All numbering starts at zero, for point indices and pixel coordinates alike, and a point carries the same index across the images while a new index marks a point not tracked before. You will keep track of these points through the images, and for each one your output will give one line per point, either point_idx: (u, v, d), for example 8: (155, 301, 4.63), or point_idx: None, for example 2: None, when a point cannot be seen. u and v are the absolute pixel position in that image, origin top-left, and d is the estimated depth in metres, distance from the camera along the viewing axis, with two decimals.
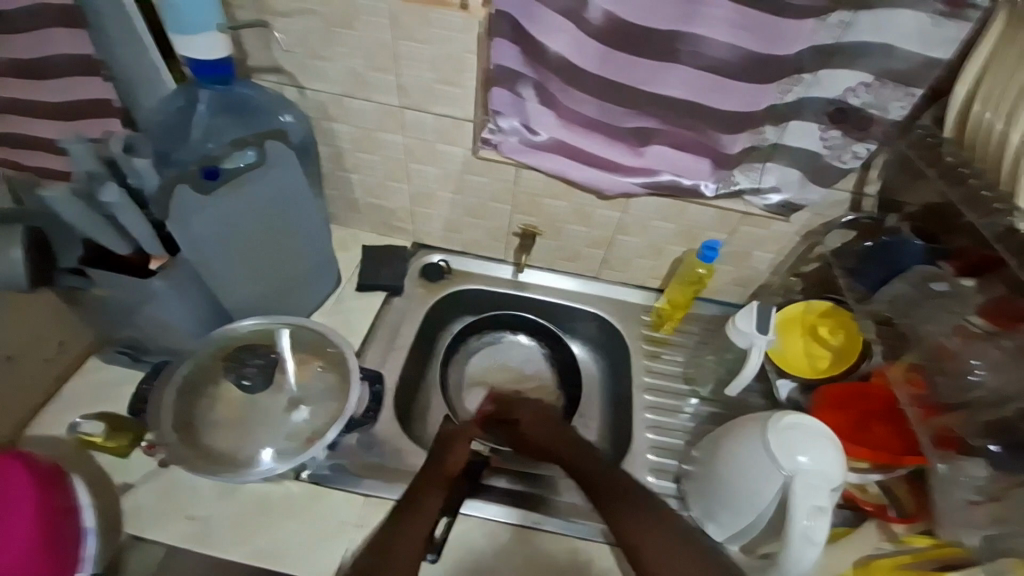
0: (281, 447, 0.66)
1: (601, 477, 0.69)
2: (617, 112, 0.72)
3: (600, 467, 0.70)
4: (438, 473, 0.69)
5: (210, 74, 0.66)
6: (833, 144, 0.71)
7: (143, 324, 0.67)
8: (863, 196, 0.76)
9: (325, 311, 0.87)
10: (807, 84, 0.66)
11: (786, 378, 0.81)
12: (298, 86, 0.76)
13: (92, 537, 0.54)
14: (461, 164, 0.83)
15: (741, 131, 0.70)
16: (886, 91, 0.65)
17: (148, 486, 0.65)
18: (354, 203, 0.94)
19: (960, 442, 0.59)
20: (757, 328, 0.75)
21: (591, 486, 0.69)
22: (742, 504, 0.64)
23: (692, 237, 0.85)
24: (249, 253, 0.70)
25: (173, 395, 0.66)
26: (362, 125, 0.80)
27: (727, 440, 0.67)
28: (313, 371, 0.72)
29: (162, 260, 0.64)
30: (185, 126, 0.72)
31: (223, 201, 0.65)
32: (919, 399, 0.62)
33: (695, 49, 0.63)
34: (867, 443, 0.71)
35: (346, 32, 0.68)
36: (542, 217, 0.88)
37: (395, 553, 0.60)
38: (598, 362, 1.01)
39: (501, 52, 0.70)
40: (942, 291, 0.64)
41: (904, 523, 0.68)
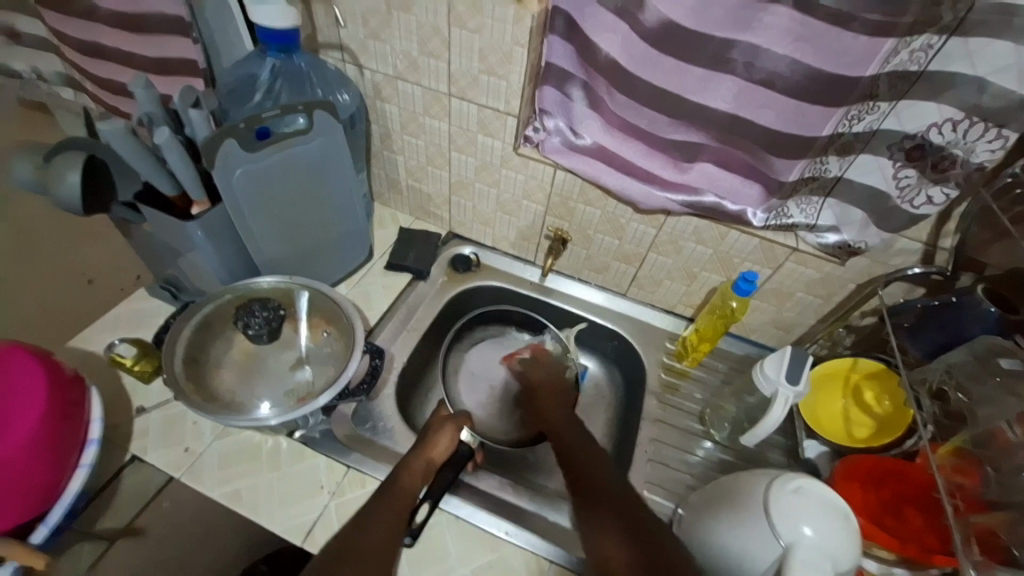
0: (277, 401, 0.68)
1: (609, 504, 0.62)
2: (660, 121, 0.69)
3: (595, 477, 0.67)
4: (421, 459, 0.68)
5: (274, 43, 0.71)
6: (904, 184, 0.63)
7: (183, 262, 0.73)
8: (937, 249, 0.67)
9: (350, 282, 0.90)
10: (884, 113, 0.59)
11: (815, 439, 0.74)
12: (358, 65, 0.80)
13: (93, 448, 0.60)
14: (498, 158, 0.82)
15: (797, 158, 0.66)
16: (973, 130, 0.55)
17: (158, 412, 0.71)
18: (396, 184, 0.97)
19: (1004, 549, 0.48)
20: (785, 376, 0.67)
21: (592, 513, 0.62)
22: (740, 563, 0.55)
23: (729, 265, 0.79)
24: (280, 211, 0.74)
25: (190, 329, 0.69)
26: (409, 108, 0.82)
27: (741, 491, 0.59)
28: (321, 337, 0.74)
29: (203, 206, 0.68)
30: (248, 91, 0.77)
31: (264, 161, 0.68)
32: (965, 492, 0.54)
33: (749, 60, 0.59)
34: (895, 532, 0.61)
35: (402, 15, 0.71)
36: (573, 222, 0.86)
37: (365, 533, 0.58)
38: (613, 382, 0.97)
39: (553, 50, 0.71)
40: (1012, 368, 0.54)
41: None
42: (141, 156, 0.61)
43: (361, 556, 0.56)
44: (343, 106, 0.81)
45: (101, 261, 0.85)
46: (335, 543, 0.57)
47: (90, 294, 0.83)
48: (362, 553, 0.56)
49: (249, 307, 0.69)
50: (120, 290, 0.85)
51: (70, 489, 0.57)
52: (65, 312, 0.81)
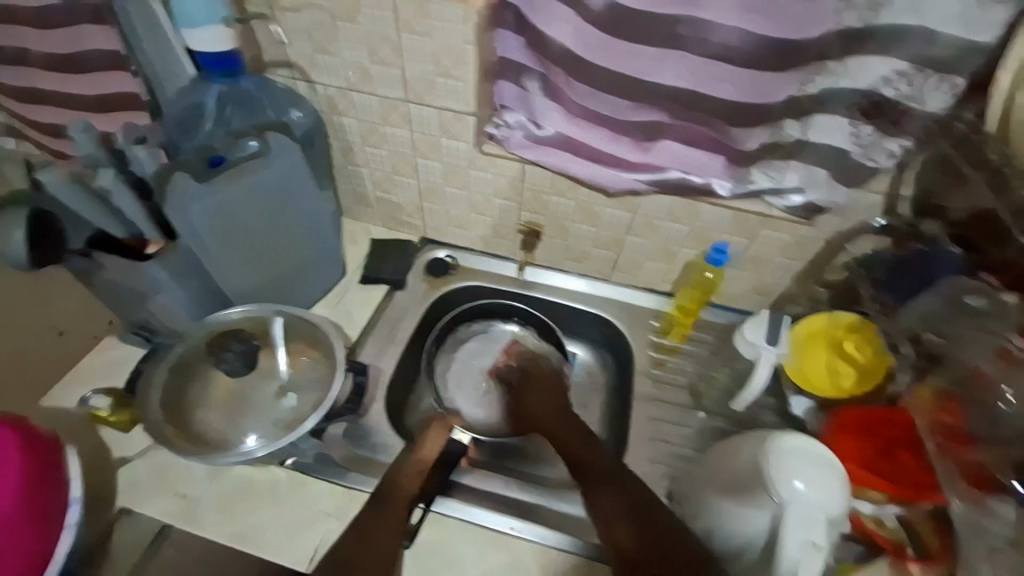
0: (265, 432, 0.66)
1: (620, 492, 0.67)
2: (621, 105, 0.69)
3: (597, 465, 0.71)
4: (411, 461, 0.69)
5: (217, 66, 0.70)
6: (865, 141, 0.63)
7: (150, 304, 0.71)
8: (898, 198, 0.68)
9: (328, 303, 0.89)
10: (837, 74, 0.60)
11: (802, 396, 0.72)
12: (308, 81, 0.77)
13: (77, 507, 0.57)
14: (463, 159, 0.82)
15: (753, 124, 0.66)
16: (926, 81, 0.57)
17: (145, 461, 0.69)
18: (364, 198, 0.94)
19: (993, 481, 0.52)
20: (765, 338, 0.70)
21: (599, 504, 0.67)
22: (735, 530, 0.58)
23: (704, 239, 0.80)
24: (248, 242, 0.73)
25: (165, 372, 0.67)
26: (368, 119, 0.80)
27: (738, 458, 0.60)
28: (303, 362, 0.72)
29: (158, 244, 0.68)
30: (195, 120, 0.75)
31: (223, 193, 0.67)
32: (945, 427, 0.57)
33: (699, 36, 0.59)
34: (884, 474, 0.64)
35: (349, 25, 0.69)
36: (546, 215, 0.85)
37: (369, 543, 0.61)
38: (605, 369, 0.97)
39: (505, 44, 0.69)
40: (978, 306, 0.58)
41: (923, 565, 0.59)
42: (88, 200, 0.62)
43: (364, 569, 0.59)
44: (297, 125, 0.79)
45: (71, 312, 0.78)
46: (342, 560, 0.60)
47: (52, 348, 0.76)
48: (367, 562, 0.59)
49: (222, 342, 0.69)
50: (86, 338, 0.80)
51: (60, 553, 0.55)
52: (30, 371, 0.74)
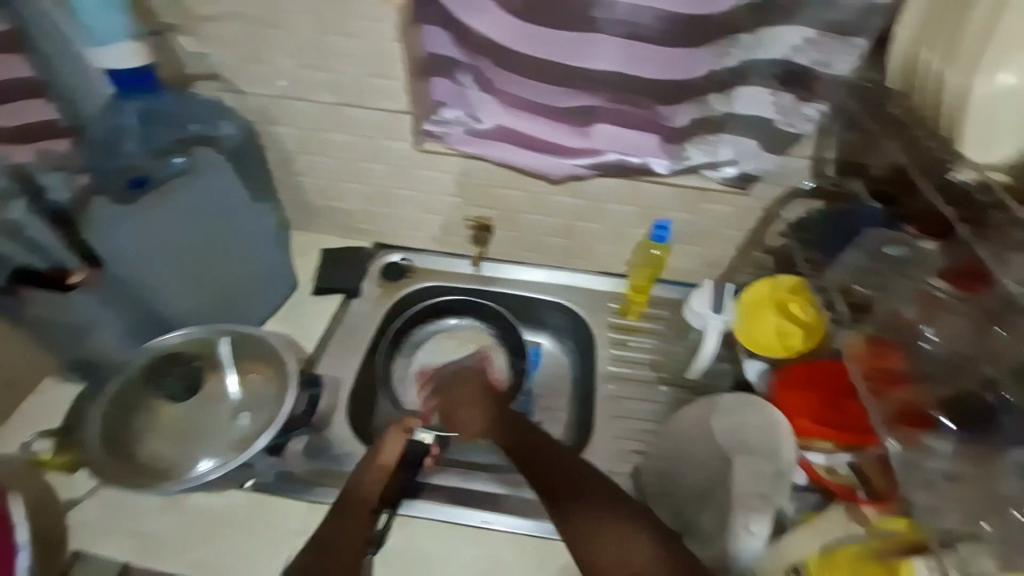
0: (220, 456, 0.65)
1: (603, 506, 0.61)
2: (549, 90, 0.68)
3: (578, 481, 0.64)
4: (372, 468, 0.67)
5: (132, 85, 0.67)
6: (784, 109, 0.66)
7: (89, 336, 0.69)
8: (824, 160, 0.69)
9: (278, 317, 0.85)
10: (749, 46, 0.62)
11: (754, 360, 0.74)
12: (236, 91, 0.74)
13: (25, 552, 0.57)
14: (406, 159, 0.81)
15: (678, 102, 0.67)
16: (832, 44, 0.60)
17: (93, 501, 0.66)
18: (308, 206, 0.90)
19: (925, 416, 0.53)
20: (711, 308, 0.76)
21: (596, 543, 0.57)
22: (695, 490, 0.70)
23: (650, 217, 0.81)
24: (183, 264, 0.73)
25: (105, 406, 0.65)
26: (307, 126, 0.78)
27: (690, 436, 0.73)
28: (253, 380, 0.70)
29: (81, 274, 0.67)
30: (118, 141, 0.71)
31: (139, 211, 0.70)
32: (881, 371, 0.56)
33: (615, 16, 0.60)
34: (833, 424, 0.66)
35: (275, 31, 0.67)
36: (495, 208, 0.85)
37: (334, 553, 0.60)
38: (569, 356, 0.97)
39: (431, 40, 0.68)
40: (900, 254, 0.60)
41: (875, 506, 0.59)
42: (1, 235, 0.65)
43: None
44: (226, 140, 0.77)
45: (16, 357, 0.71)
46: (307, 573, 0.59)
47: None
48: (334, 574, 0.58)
49: (158, 368, 0.68)
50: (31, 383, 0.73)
51: None
52: None
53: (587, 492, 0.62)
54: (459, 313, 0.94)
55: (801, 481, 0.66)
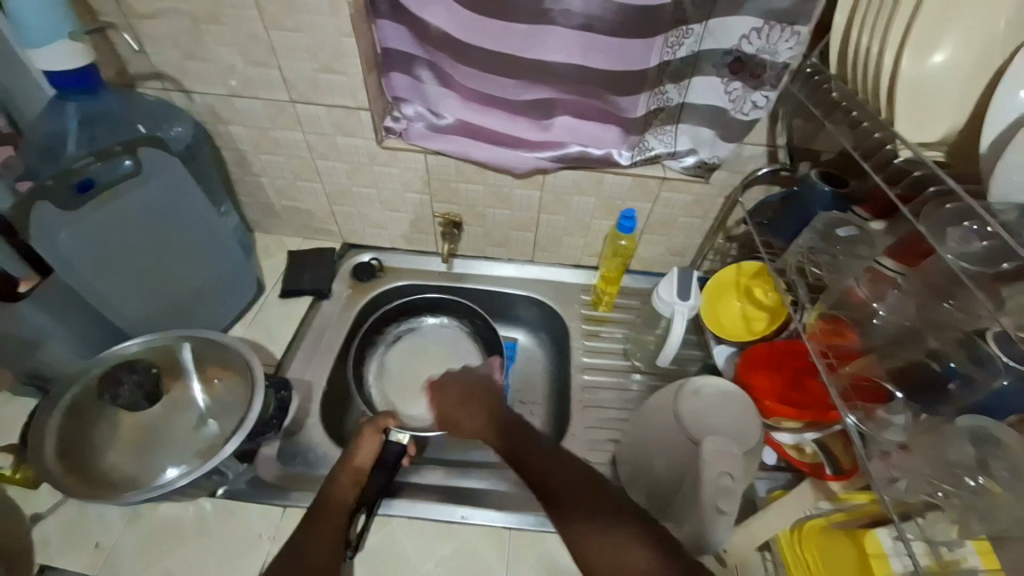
0: (186, 464, 0.64)
1: (596, 507, 0.54)
2: (507, 84, 0.70)
3: (574, 482, 0.58)
4: (346, 470, 0.66)
5: (71, 86, 0.64)
6: (735, 96, 0.68)
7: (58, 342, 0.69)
8: (777, 148, 0.74)
9: (245, 322, 0.85)
10: (699, 35, 0.64)
11: (722, 343, 0.79)
12: (184, 90, 0.73)
13: None
14: (367, 156, 0.80)
15: (637, 92, 0.68)
16: (774, 34, 0.61)
17: (55, 517, 0.64)
18: (271, 209, 0.91)
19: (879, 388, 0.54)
20: (679, 296, 0.75)
21: (584, 542, 0.52)
22: (660, 473, 0.64)
23: (614, 208, 0.83)
24: (136, 269, 0.69)
25: (60, 416, 0.62)
26: (255, 124, 0.77)
27: (656, 417, 0.66)
28: (219, 386, 0.70)
29: (32, 282, 0.66)
30: (60, 145, 0.68)
31: (92, 214, 0.64)
32: (840, 348, 0.58)
33: (565, 8, 0.61)
34: (795, 403, 0.68)
35: (212, 26, 0.65)
36: (459, 203, 0.85)
37: (302, 558, 0.57)
38: (543, 349, 0.98)
39: (386, 34, 0.70)
40: (849, 235, 0.60)
41: (841, 480, 0.64)
42: None
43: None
44: (176, 139, 0.75)
45: None
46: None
47: None
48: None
49: (112, 376, 0.63)
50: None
51: None
52: None
53: (574, 490, 0.56)
54: (432, 312, 0.94)
55: (771, 461, 0.71)
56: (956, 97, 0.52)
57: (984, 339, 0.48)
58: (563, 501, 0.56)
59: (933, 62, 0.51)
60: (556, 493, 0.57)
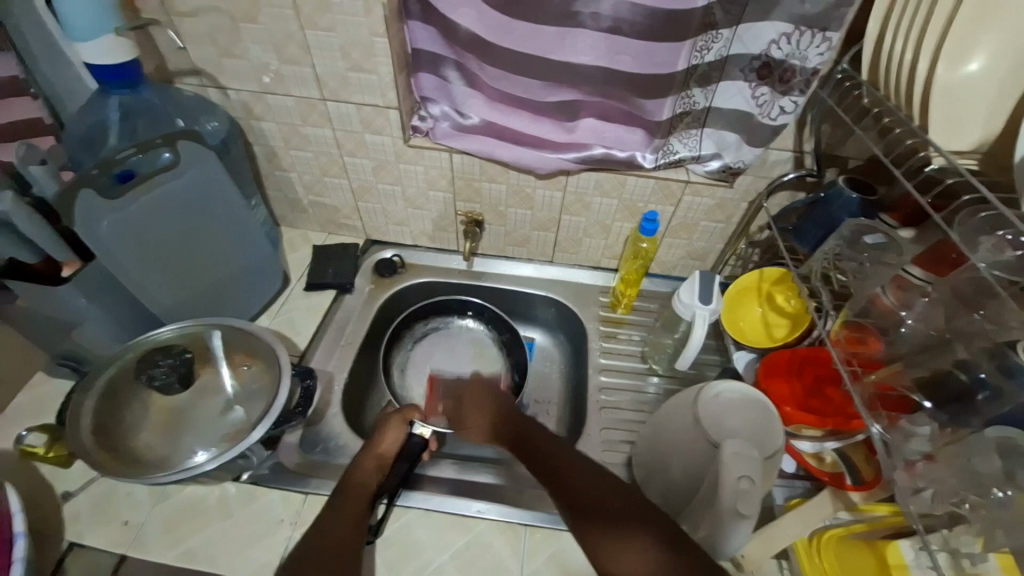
0: (212, 449, 0.65)
1: (602, 500, 0.55)
2: (533, 85, 0.71)
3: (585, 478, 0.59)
4: (370, 456, 0.68)
5: (114, 79, 0.67)
6: (762, 101, 0.67)
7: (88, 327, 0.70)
8: (805, 153, 0.73)
9: (270, 313, 0.87)
10: (728, 40, 0.64)
11: (742, 349, 0.79)
12: (219, 87, 0.76)
13: (23, 540, 0.55)
14: (393, 154, 0.81)
15: (664, 95, 0.68)
16: (804, 39, 0.61)
17: (86, 493, 0.66)
18: (298, 203, 0.93)
19: (904, 399, 0.53)
20: (699, 298, 0.75)
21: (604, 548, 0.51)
22: (681, 477, 0.64)
23: (635, 211, 0.83)
24: (165, 257, 0.71)
25: (94, 398, 0.65)
26: (286, 121, 0.79)
27: (670, 424, 0.67)
28: (245, 373, 0.72)
29: (73, 266, 0.67)
30: (101, 136, 0.72)
31: (131, 206, 0.65)
32: (862, 356, 0.58)
33: (593, 10, 0.61)
34: (816, 410, 0.67)
35: (250, 25, 0.68)
36: (482, 202, 0.86)
37: (325, 536, 0.58)
38: (559, 349, 0.99)
39: (415, 35, 0.71)
40: (877, 242, 0.60)
41: (862, 492, 0.59)
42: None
43: (321, 559, 0.55)
44: (212, 134, 0.77)
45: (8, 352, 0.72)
46: (294, 556, 0.56)
47: None
48: (324, 554, 0.56)
49: (147, 359, 0.66)
50: (24, 376, 0.75)
51: None
52: None
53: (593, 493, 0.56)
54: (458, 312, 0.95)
55: (790, 468, 0.71)
56: (988, 105, 0.51)
57: (1015, 350, 0.48)
58: (583, 507, 0.55)
59: (965, 72, 0.50)
60: (569, 487, 0.58)
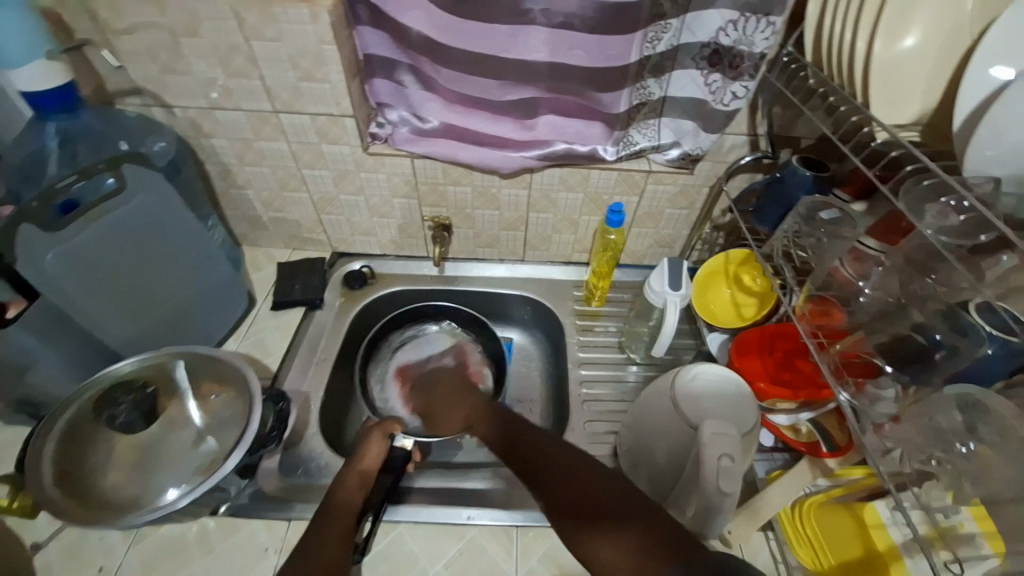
0: (185, 483, 0.63)
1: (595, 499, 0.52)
2: (489, 85, 0.70)
3: (579, 479, 0.55)
4: (353, 472, 0.66)
5: (51, 105, 0.63)
6: (715, 87, 0.69)
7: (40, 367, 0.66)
8: (758, 136, 0.75)
9: (238, 336, 0.84)
10: (677, 30, 0.65)
11: (715, 331, 0.81)
12: (164, 105, 0.73)
13: None
14: (352, 163, 0.79)
15: (620, 87, 0.69)
16: (749, 24, 0.62)
17: (55, 543, 0.62)
18: (258, 220, 0.90)
19: (868, 366, 0.55)
20: (669, 285, 0.76)
21: (591, 543, 0.48)
22: (665, 462, 0.64)
23: (601, 203, 0.83)
24: (119, 288, 0.67)
25: (55, 442, 0.61)
26: (239, 136, 0.76)
27: (650, 413, 0.68)
28: (215, 402, 0.69)
29: (19, 306, 0.63)
30: (41, 165, 0.68)
31: (77, 236, 0.62)
32: (827, 327, 0.60)
33: (545, 7, 0.62)
34: (789, 383, 0.69)
35: (191, 39, 0.65)
36: (448, 206, 0.86)
37: (311, 556, 0.55)
38: (538, 347, 0.99)
39: (367, 40, 0.70)
40: (832, 218, 0.62)
41: (836, 458, 0.63)
42: None
43: None
44: (159, 155, 0.74)
45: None
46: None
47: None
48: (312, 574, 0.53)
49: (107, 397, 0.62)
50: None
51: None
52: None
53: (576, 489, 0.54)
54: (435, 319, 0.94)
55: (768, 442, 0.73)
56: (924, 78, 0.54)
57: (966, 310, 0.50)
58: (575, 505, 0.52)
59: (901, 48, 0.53)
60: (562, 489, 0.55)
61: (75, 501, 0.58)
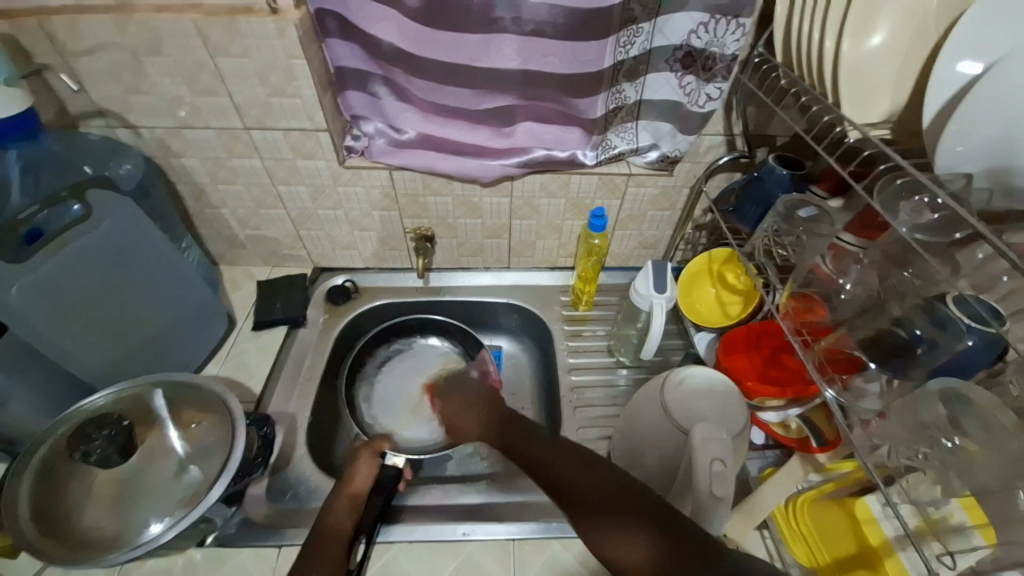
0: (168, 517, 0.60)
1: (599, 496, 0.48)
2: (464, 94, 0.70)
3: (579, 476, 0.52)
4: (342, 496, 0.64)
5: (11, 133, 0.61)
6: (689, 89, 0.69)
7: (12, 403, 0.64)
8: (735, 136, 0.76)
9: (219, 359, 0.82)
10: (649, 33, 0.65)
11: (703, 331, 0.83)
12: (131, 127, 0.71)
13: None
14: (329, 178, 0.78)
15: (595, 92, 0.69)
16: (720, 26, 0.63)
17: None
18: (235, 239, 0.88)
19: (851, 362, 0.56)
20: (654, 288, 0.76)
21: (600, 542, 0.45)
22: (659, 466, 0.64)
23: (584, 208, 0.83)
24: (89, 318, 0.65)
25: (29, 482, 0.58)
26: (210, 155, 0.75)
27: (641, 418, 0.67)
28: (197, 430, 0.67)
29: None
30: None
31: (42, 267, 0.59)
32: (810, 324, 0.60)
33: (515, 15, 0.61)
34: (777, 380, 0.69)
35: (153, 58, 0.63)
36: (430, 217, 0.85)
37: None
38: (528, 354, 0.98)
39: (336, 52, 0.68)
40: (810, 216, 0.62)
41: (825, 452, 0.65)
42: None
43: None
44: (126, 178, 0.73)
45: None
46: None
47: None
48: None
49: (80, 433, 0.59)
50: None
51: None
52: None
53: (578, 487, 0.50)
54: (421, 332, 0.93)
55: (759, 440, 0.74)
56: (892, 76, 0.55)
57: (942, 303, 0.49)
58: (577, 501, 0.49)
59: (869, 47, 0.53)
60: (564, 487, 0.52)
61: (52, 543, 0.56)
